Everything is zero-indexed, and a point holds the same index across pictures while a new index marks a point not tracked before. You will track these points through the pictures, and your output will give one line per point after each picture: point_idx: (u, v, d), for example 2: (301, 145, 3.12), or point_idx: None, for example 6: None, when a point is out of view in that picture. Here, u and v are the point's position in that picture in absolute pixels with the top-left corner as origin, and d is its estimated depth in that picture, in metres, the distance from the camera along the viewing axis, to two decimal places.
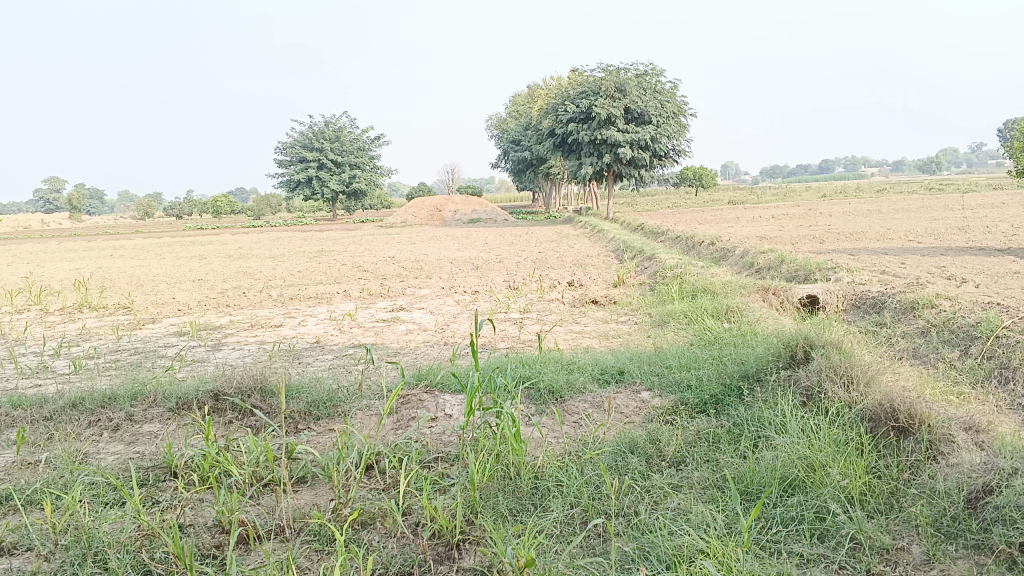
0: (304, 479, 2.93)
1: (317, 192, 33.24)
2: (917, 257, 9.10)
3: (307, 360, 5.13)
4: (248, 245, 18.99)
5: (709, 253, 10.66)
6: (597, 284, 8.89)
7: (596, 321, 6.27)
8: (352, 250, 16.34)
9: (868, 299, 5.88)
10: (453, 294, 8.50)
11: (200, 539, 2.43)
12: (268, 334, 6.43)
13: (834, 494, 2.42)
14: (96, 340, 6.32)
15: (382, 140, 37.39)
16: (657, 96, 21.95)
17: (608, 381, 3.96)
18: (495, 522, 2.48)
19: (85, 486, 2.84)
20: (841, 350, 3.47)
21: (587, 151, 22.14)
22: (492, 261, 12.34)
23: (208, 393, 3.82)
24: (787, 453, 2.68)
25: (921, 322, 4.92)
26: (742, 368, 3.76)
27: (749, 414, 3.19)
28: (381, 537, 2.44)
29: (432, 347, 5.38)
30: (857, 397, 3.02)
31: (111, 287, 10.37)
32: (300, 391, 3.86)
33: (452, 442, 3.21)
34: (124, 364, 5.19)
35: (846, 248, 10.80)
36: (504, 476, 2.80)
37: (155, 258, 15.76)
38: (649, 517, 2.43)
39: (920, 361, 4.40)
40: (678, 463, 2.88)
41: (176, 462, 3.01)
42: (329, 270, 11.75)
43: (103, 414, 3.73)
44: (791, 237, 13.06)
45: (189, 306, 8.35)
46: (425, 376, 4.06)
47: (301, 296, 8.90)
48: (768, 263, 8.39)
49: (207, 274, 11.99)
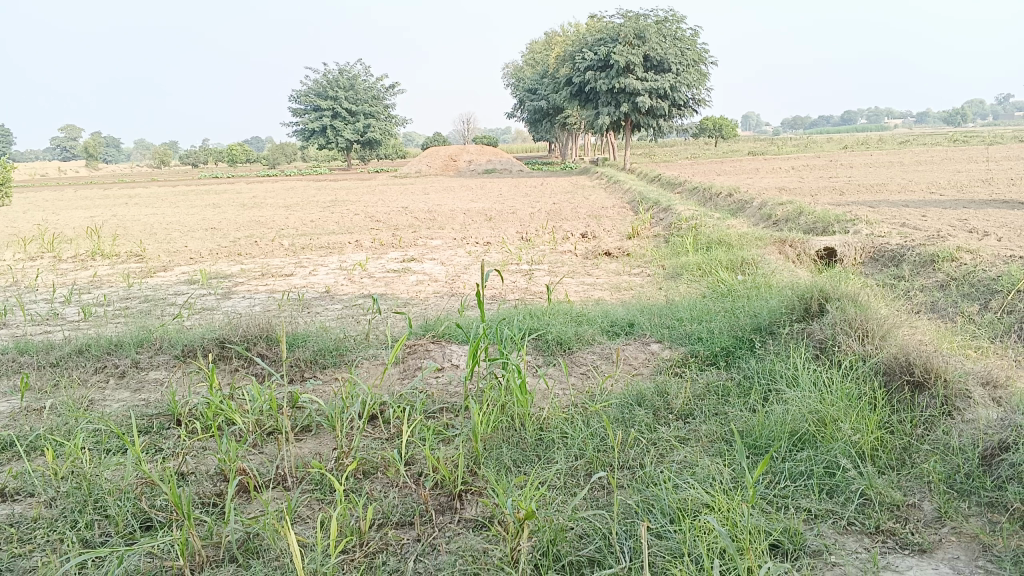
0: (309, 428, 2.91)
1: (331, 141, 32.99)
2: (938, 209, 8.93)
3: (315, 309, 5.11)
4: (261, 194, 18.93)
5: (726, 205, 10.49)
6: (611, 236, 8.78)
7: (608, 273, 6.19)
8: (365, 200, 16.27)
9: (887, 252, 5.76)
10: (465, 245, 8.43)
11: (201, 488, 2.42)
12: (277, 283, 6.41)
13: (844, 449, 2.36)
14: (107, 288, 6.32)
15: (397, 89, 36.95)
16: (677, 44, 21.52)
17: (618, 333, 3.90)
18: (499, 473, 2.45)
19: (87, 433, 2.84)
20: (857, 303, 3.38)
21: (605, 100, 21.77)
22: (506, 212, 12.23)
23: (214, 341, 3.81)
24: (798, 408, 2.61)
25: (941, 276, 4.81)
26: (754, 320, 3.69)
27: (759, 367, 3.13)
28: (383, 487, 2.41)
29: (442, 298, 5.33)
30: (872, 350, 2.95)
31: (124, 235, 10.37)
32: (306, 339, 3.83)
33: (457, 392, 3.17)
34: (133, 312, 5.18)
35: (866, 200, 10.61)
36: (508, 427, 2.76)
37: (169, 207, 15.77)
38: (654, 470, 2.39)
39: (938, 314, 4.31)
40: (686, 417, 2.83)
41: (179, 410, 2.99)
42: (342, 220, 11.69)
43: (110, 361, 3.73)
44: (810, 189, 12.83)
45: (200, 254, 8.33)
46: (433, 326, 4.01)
47: (313, 245, 8.86)
48: (785, 215, 8.24)
49: (220, 223, 11.97)
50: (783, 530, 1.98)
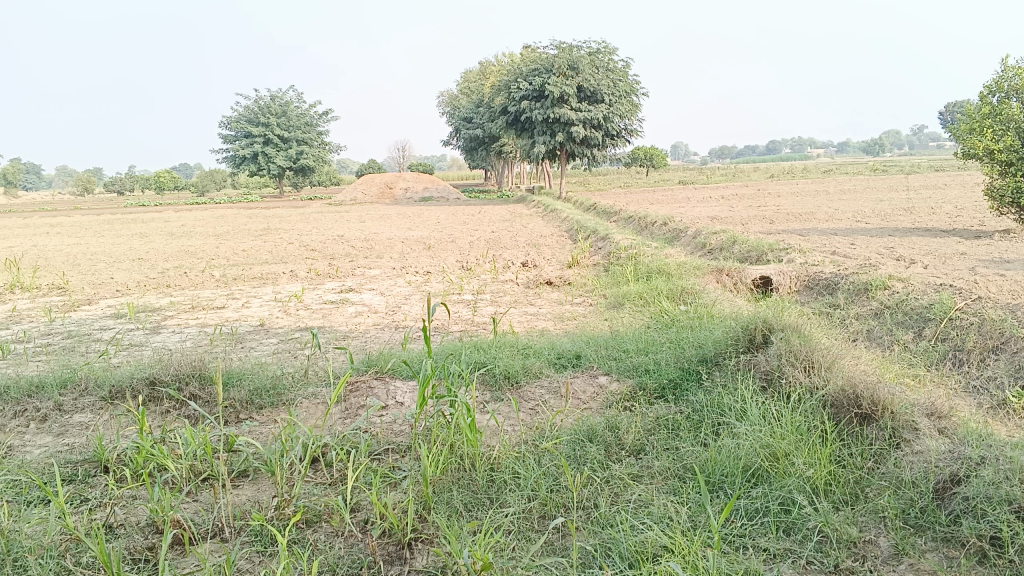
0: (246, 473, 2.77)
1: (263, 168, 32.47)
2: (866, 237, 9.21)
3: (251, 344, 4.93)
4: (191, 223, 18.45)
5: (663, 233, 10.64)
6: (551, 265, 8.78)
7: (550, 303, 6.17)
8: (299, 228, 16.00)
9: (821, 280, 5.88)
10: (404, 274, 8.32)
11: (131, 542, 2.27)
12: (210, 316, 6.20)
13: (798, 485, 2.35)
14: (26, 323, 6.03)
15: (331, 116, 36.66)
16: (609, 75, 21.93)
17: (565, 366, 3.86)
18: (449, 519, 2.36)
19: (5, 484, 2.63)
20: (800, 334, 3.40)
21: (540, 129, 21.97)
22: (445, 240, 12.17)
23: (144, 381, 3.61)
24: (749, 442, 2.60)
25: (874, 304, 4.92)
26: (700, 352, 3.69)
27: (708, 400, 3.12)
28: (327, 536, 2.29)
29: (383, 330, 5.22)
30: (819, 381, 2.96)
31: (45, 266, 9.94)
32: (242, 377, 3.67)
33: (403, 431, 3.07)
34: (55, 349, 4.92)
35: (796, 228, 10.88)
36: (458, 468, 2.67)
37: (94, 236, 15.25)
38: (610, 510, 2.33)
39: (874, 343, 4.40)
40: (638, 452, 2.79)
41: (107, 456, 2.82)
42: (276, 249, 11.45)
43: (30, 404, 3.50)
44: (741, 217, 13.11)
45: (127, 286, 8.03)
46: (376, 362, 3.89)
47: (247, 276, 8.63)
48: (720, 243, 8.38)
49: (147, 253, 11.59)
50: (746, 573, 1.95)
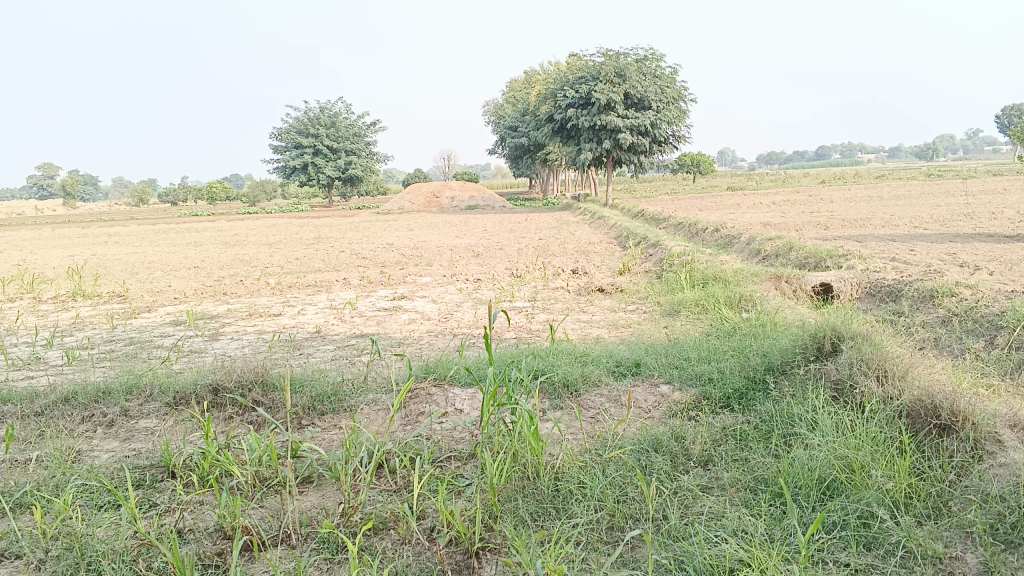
0: (310, 479, 2.78)
1: (312, 178, 32.92)
2: (926, 243, 8.97)
3: (308, 351, 4.97)
4: (244, 232, 18.74)
5: (714, 239, 10.50)
6: (602, 272, 8.72)
7: (603, 310, 6.12)
8: (349, 237, 16.14)
9: (883, 287, 5.72)
10: (454, 282, 8.34)
11: (201, 547, 2.28)
12: (266, 323, 6.27)
13: (877, 498, 2.28)
14: (90, 330, 6.16)
15: (379, 126, 37.04)
16: (657, 81, 21.78)
17: (624, 374, 3.81)
18: (516, 528, 2.33)
19: (77, 489, 2.67)
20: (871, 342, 3.31)
21: (586, 136, 21.88)
22: (493, 248, 12.19)
23: (207, 387, 3.66)
24: (823, 453, 2.53)
25: (942, 311, 4.77)
26: (766, 360, 3.61)
27: (776, 410, 3.04)
28: (394, 544, 2.27)
29: (438, 337, 5.24)
30: (894, 391, 2.86)
31: (105, 275, 10.18)
32: (304, 385, 3.69)
33: (464, 438, 3.06)
34: (119, 355, 5.02)
35: (851, 234, 10.63)
36: (522, 476, 2.64)
37: (151, 245, 15.57)
38: (681, 522, 2.28)
39: (944, 351, 4.25)
40: (706, 463, 2.73)
41: (174, 461, 2.85)
42: (327, 258, 11.55)
43: (97, 409, 3.55)
44: (794, 224, 12.84)
45: (185, 294, 8.16)
46: (434, 369, 3.88)
47: (300, 284, 8.71)
48: (775, 250, 8.22)
49: (203, 262, 11.80)
50: None
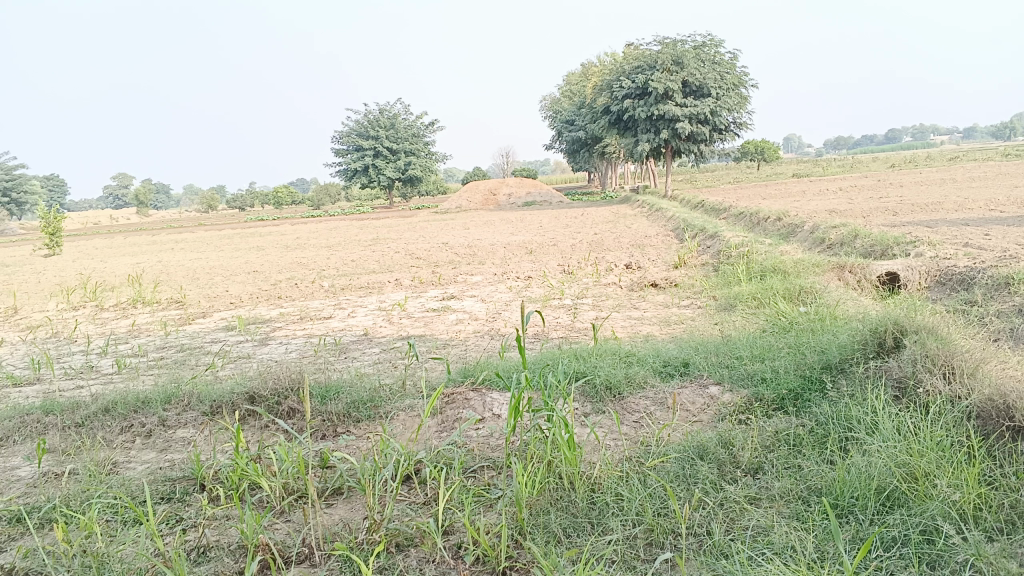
0: (340, 491, 2.69)
1: (372, 179, 33.25)
2: (1002, 226, 8.49)
3: (353, 354, 4.92)
4: (305, 235, 18.98)
5: (777, 228, 10.16)
6: (657, 266, 8.49)
7: (656, 305, 5.92)
8: (406, 237, 16.19)
9: (954, 274, 5.39)
10: (505, 280, 8.23)
11: (220, 566, 2.20)
12: (316, 326, 6.27)
13: (942, 510, 2.07)
14: (145, 336, 6.24)
15: (436, 126, 37.23)
16: (715, 67, 21.28)
17: (671, 374, 3.62)
18: (547, 545, 2.19)
19: (104, 505, 2.63)
20: (937, 335, 3.06)
21: (643, 127, 21.55)
22: (547, 244, 12.06)
23: (243, 396, 3.62)
24: (882, 459, 2.33)
25: (1019, 299, 4.44)
26: (823, 358, 3.39)
27: (833, 412, 2.83)
28: (418, 562, 2.16)
29: (483, 338, 5.13)
30: (961, 390, 2.63)
31: (167, 281, 10.37)
32: (340, 391, 3.62)
33: (500, 446, 2.93)
34: (167, 362, 5.05)
35: (922, 219, 10.16)
36: (556, 488, 2.50)
37: (215, 251, 15.89)
38: (725, 538, 2.11)
39: (1023, 342, 3.93)
40: (755, 472, 2.54)
41: (204, 473, 2.79)
42: (382, 259, 11.58)
43: (136, 420, 3.54)
44: (862, 210, 12.36)
45: (241, 299, 8.25)
46: (472, 373, 3.76)
47: (353, 286, 8.72)
48: (840, 238, 7.88)
49: (262, 266, 11.95)
50: None
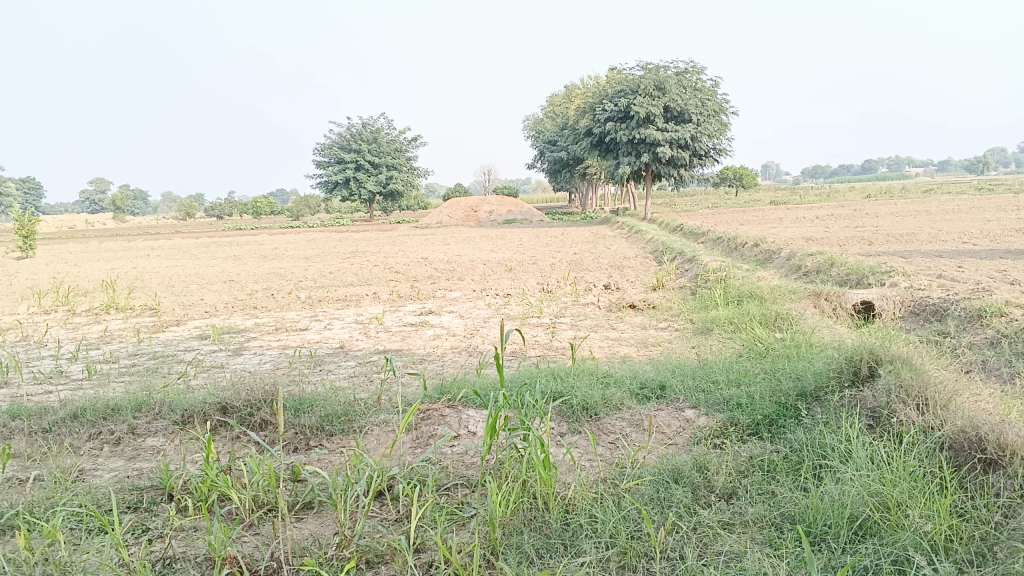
0: (311, 505, 2.65)
1: (353, 192, 33.17)
2: (974, 259, 8.62)
3: (328, 367, 4.88)
4: (284, 246, 18.88)
5: (754, 254, 10.25)
6: (635, 287, 8.53)
7: (634, 327, 5.94)
8: (385, 251, 16.14)
9: (928, 305, 5.45)
10: (484, 297, 8.22)
11: None
12: (291, 338, 6.21)
13: (914, 540, 2.08)
14: (116, 343, 6.15)
15: (419, 142, 37.27)
16: (697, 94, 21.53)
17: (648, 397, 3.62)
18: (519, 566, 2.17)
19: (68, 513, 2.57)
20: (911, 366, 3.09)
21: (625, 150, 21.71)
22: (526, 262, 12.09)
23: (215, 406, 3.57)
24: (855, 488, 2.35)
25: (990, 332, 4.50)
26: (798, 384, 3.41)
27: (807, 439, 2.85)
28: None
29: (460, 354, 5.12)
30: (934, 421, 2.65)
31: (142, 288, 10.25)
32: (314, 404, 3.58)
33: (474, 464, 2.92)
34: (139, 369, 4.98)
35: (897, 250, 10.29)
36: (530, 508, 2.49)
37: (191, 259, 15.75)
38: (697, 562, 2.11)
39: (993, 374, 3.98)
40: (729, 497, 2.54)
41: (172, 483, 2.75)
42: (361, 272, 11.53)
43: (105, 427, 3.48)
44: (838, 239, 12.51)
45: (216, 307, 8.17)
46: (448, 390, 3.74)
47: (330, 298, 8.66)
48: (816, 266, 7.96)
49: (238, 276, 11.84)
50: None
